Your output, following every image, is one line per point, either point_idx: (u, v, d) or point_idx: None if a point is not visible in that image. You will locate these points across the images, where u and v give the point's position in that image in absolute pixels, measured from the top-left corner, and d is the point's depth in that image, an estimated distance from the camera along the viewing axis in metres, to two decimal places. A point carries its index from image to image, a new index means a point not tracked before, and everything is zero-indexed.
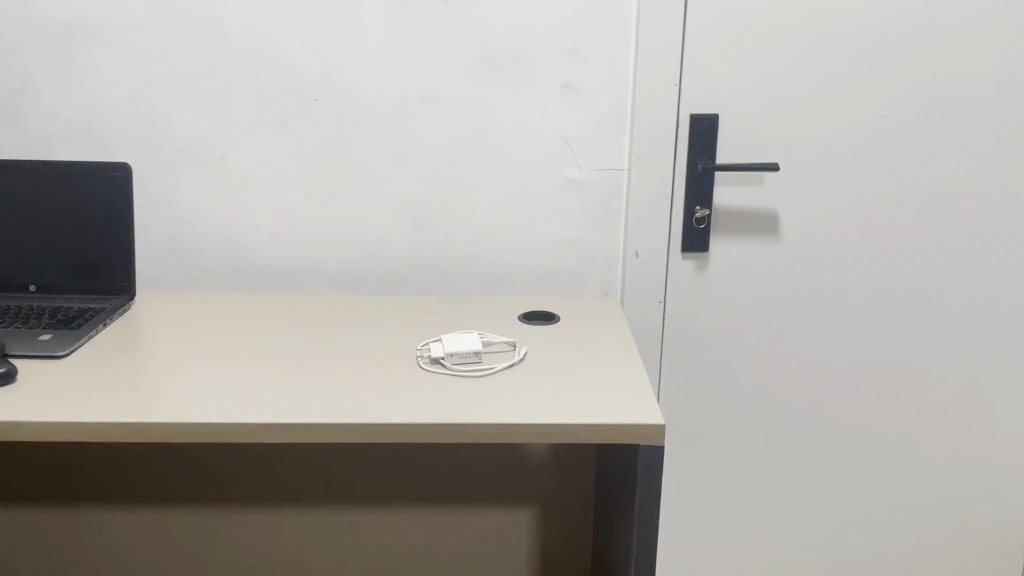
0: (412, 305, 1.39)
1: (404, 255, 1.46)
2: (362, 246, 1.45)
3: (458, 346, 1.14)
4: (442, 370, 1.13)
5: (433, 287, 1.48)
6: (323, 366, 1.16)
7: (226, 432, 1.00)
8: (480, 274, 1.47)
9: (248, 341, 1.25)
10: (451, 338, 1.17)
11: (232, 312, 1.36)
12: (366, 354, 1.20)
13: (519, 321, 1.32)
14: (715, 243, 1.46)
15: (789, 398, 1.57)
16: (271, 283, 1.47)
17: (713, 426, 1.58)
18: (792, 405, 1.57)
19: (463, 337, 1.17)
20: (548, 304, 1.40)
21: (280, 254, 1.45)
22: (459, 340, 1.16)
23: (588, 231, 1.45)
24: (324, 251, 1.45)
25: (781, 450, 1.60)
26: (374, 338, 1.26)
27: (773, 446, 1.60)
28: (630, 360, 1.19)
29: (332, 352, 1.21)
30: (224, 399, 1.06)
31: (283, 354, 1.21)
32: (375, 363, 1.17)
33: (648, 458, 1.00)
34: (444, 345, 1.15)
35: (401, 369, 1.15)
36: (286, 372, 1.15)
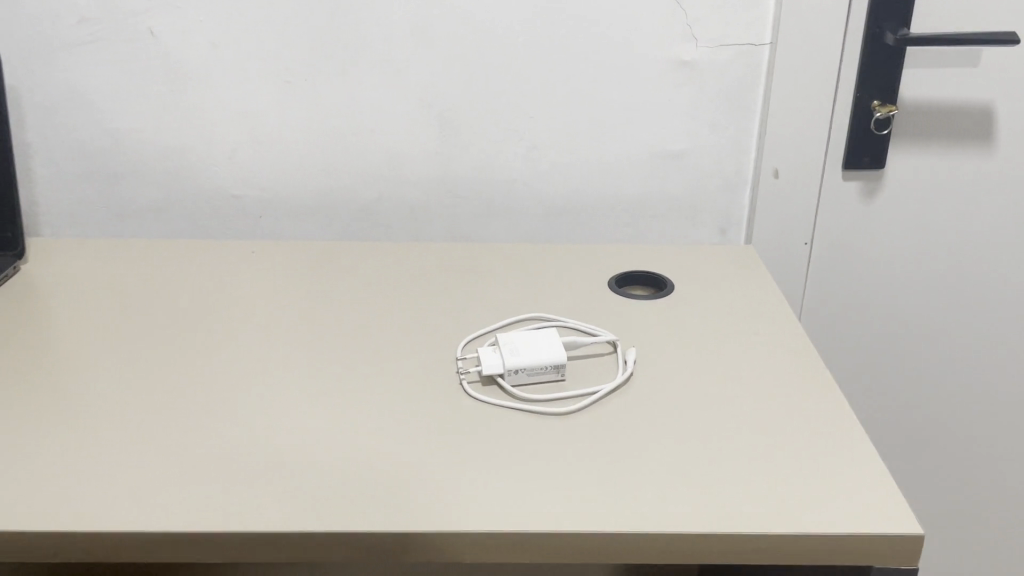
0: (444, 259, 0.93)
1: (428, 182, 0.99)
2: (366, 169, 0.99)
3: (526, 359, 0.67)
4: (499, 395, 0.66)
5: (473, 226, 1.02)
6: (301, 369, 0.71)
7: (123, 548, 0.54)
8: (545, 201, 1.00)
9: (189, 320, 0.80)
10: (513, 340, 0.69)
11: (175, 271, 0.91)
12: (370, 349, 0.75)
13: (612, 290, 0.85)
14: (894, 157, 0.97)
15: (994, 372, 1.10)
16: (237, 220, 1.01)
17: (881, 404, 1.12)
18: (997, 381, 1.10)
19: (532, 341, 0.69)
20: (648, 252, 0.93)
21: (249, 179, 0.99)
22: (529, 347, 0.68)
23: (705, 138, 0.97)
24: (314, 171, 0.99)
25: (975, 439, 1.14)
26: (384, 317, 0.81)
27: (963, 433, 1.14)
28: (798, 356, 0.73)
29: (319, 344, 0.76)
30: (130, 442, 0.62)
31: (243, 346, 0.76)
32: (383, 367, 0.72)
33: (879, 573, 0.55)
34: (500, 355, 0.67)
35: (427, 378, 0.69)
36: (240, 379, 0.70)
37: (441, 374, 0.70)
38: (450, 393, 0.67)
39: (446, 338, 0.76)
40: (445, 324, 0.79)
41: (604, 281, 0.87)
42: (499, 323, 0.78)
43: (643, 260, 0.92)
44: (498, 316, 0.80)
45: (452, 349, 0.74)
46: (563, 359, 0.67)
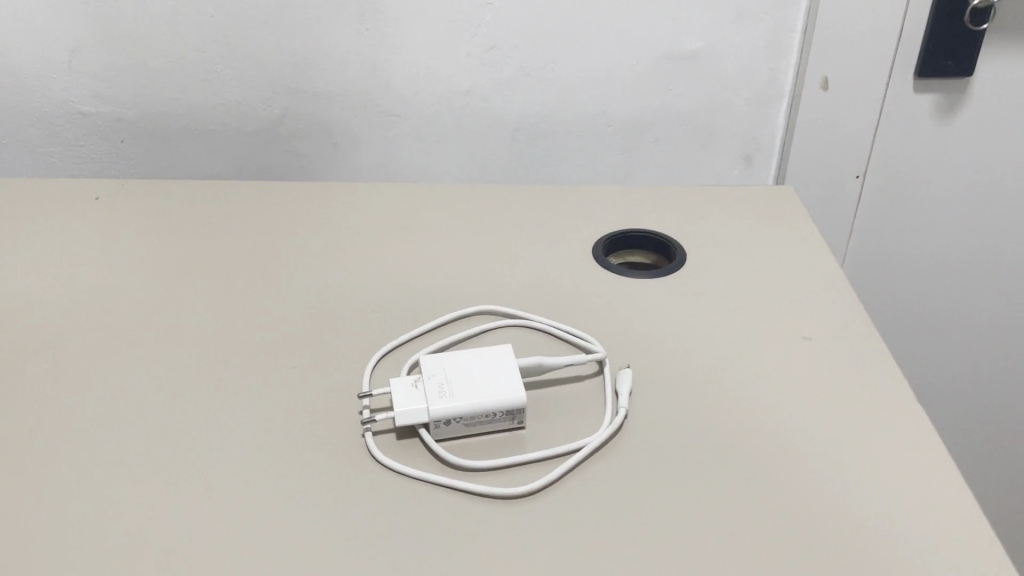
0: (376, 199, 0.67)
1: (350, 97, 0.72)
2: (260, 80, 0.70)
3: (460, 406, 0.42)
4: (427, 460, 0.43)
5: (414, 157, 0.75)
6: (126, 407, 0.46)
7: None
8: (511, 120, 0.74)
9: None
10: (444, 366, 0.44)
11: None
12: (238, 361, 0.50)
13: (598, 256, 0.61)
14: (988, 62, 0.71)
15: None
16: (91, 147, 0.73)
17: (926, 363, 0.91)
18: None
19: (473, 370, 0.44)
20: (655, 197, 0.69)
21: (102, 94, 0.70)
22: (467, 381, 0.44)
23: (731, 35, 0.70)
24: (190, 84, 0.70)
25: None
26: (269, 301, 0.55)
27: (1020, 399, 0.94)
28: (865, 364, 0.50)
29: (164, 353, 0.50)
30: None
31: (49, 364, 0.50)
32: (252, 398, 0.47)
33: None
34: (420, 396, 0.43)
35: (315, 421, 0.45)
36: (27, 434, 0.44)
37: (339, 412, 0.46)
38: (351, 453, 0.43)
39: (353, 337, 0.52)
40: (354, 314, 0.54)
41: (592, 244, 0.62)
42: (432, 315, 0.54)
43: (650, 211, 0.67)
44: (433, 301, 0.56)
45: (359, 361, 0.50)
46: (520, 403, 0.43)
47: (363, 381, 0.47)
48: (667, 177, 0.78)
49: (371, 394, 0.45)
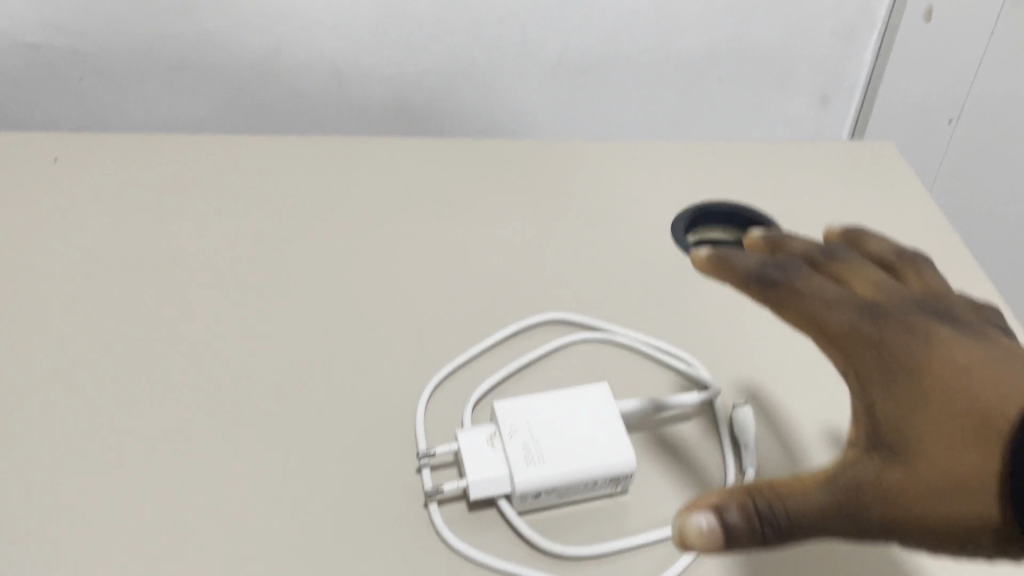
0: (396, 156, 0.55)
1: (363, 27, 0.59)
2: (253, 4, 0.57)
3: (552, 476, 0.33)
4: (510, 549, 0.33)
5: (431, 93, 0.63)
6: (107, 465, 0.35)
7: None
8: (555, 51, 0.61)
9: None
10: (526, 416, 0.35)
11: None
12: (248, 391, 0.39)
13: (680, 234, 0.51)
14: None
15: None
16: (38, 80, 0.59)
17: None
18: None
19: (564, 423, 0.35)
20: (730, 152, 0.58)
21: (50, 14, 0.56)
22: (558, 440, 0.34)
23: None
24: (163, 8, 0.56)
25: None
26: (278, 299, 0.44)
27: None
28: None
29: (150, 379, 0.39)
30: None
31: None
32: (273, 451, 0.36)
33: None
34: (500, 460, 0.34)
35: (359, 489, 0.35)
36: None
37: (388, 476, 0.36)
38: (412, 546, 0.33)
39: (392, 356, 0.41)
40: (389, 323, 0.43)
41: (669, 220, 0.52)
42: (488, 325, 0.43)
43: (727, 173, 0.56)
44: (485, 302, 0.45)
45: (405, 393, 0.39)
46: (626, 469, 0.34)
47: (415, 430, 0.37)
48: (728, 115, 0.67)
49: (432, 452, 0.35)
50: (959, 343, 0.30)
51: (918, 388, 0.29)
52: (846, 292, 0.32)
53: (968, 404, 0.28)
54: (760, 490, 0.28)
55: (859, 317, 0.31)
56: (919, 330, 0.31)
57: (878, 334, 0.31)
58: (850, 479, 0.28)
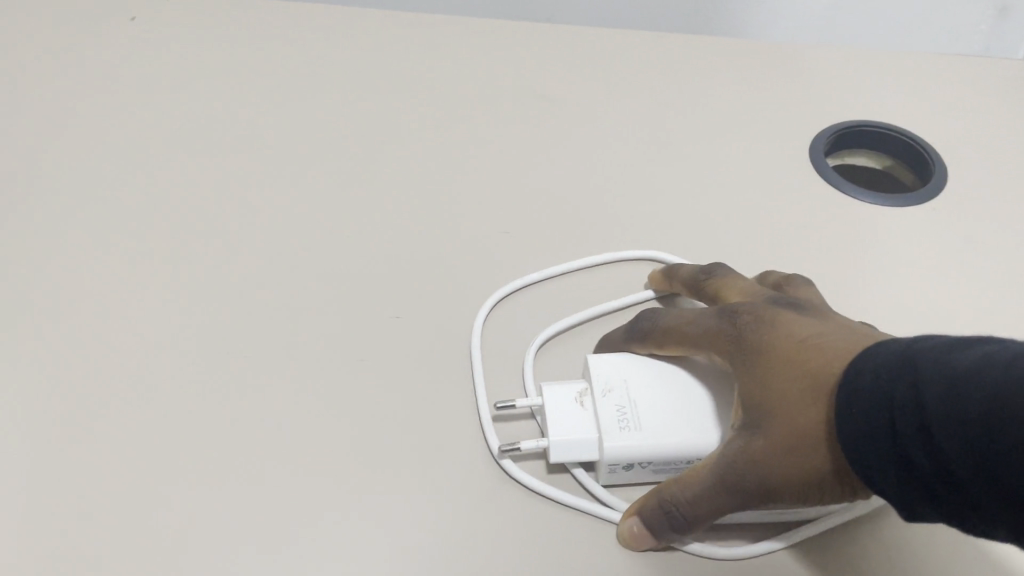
0: (504, 52, 0.48)
1: None
2: None
3: (649, 447, 0.28)
4: (598, 528, 0.29)
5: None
6: (163, 372, 0.31)
7: None
8: None
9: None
10: (623, 372, 0.30)
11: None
12: (306, 305, 0.34)
13: (819, 160, 0.43)
14: None
15: None
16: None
17: None
18: None
19: (668, 385, 0.29)
20: (894, 75, 0.49)
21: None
22: (660, 403, 0.29)
23: None
24: None
25: None
26: (362, 204, 0.39)
27: None
28: None
29: (214, 280, 0.35)
30: None
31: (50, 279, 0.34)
32: (344, 375, 0.32)
33: (882, 359, 0.22)
34: (588, 421, 0.29)
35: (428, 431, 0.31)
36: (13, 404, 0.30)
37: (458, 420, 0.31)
38: (496, 506, 0.29)
39: (480, 286, 0.36)
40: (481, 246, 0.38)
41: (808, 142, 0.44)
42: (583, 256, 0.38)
43: (876, 94, 0.48)
44: (592, 231, 0.39)
45: (494, 327, 0.34)
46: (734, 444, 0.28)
47: (472, 367, 0.32)
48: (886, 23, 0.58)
49: (511, 404, 0.30)
50: (805, 317, 0.27)
51: (763, 374, 0.26)
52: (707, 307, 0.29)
53: (806, 373, 0.25)
54: (673, 479, 0.26)
55: (710, 319, 0.28)
56: (760, 313, 0.27)
57: (733, 329, 0.27)
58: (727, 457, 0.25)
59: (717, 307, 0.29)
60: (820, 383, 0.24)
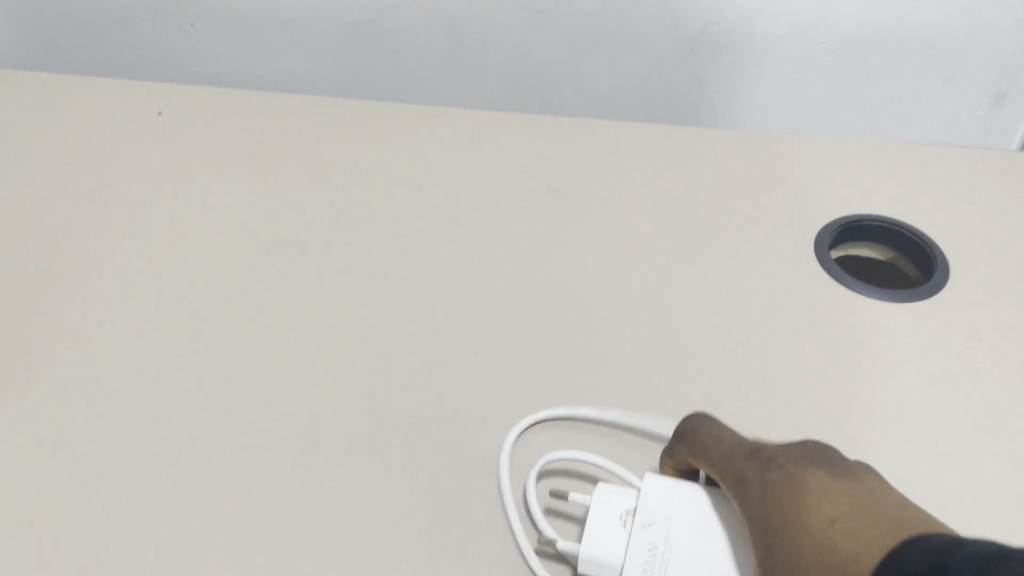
0: (556, 141, 0.51)
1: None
2: None
3: None
4: None
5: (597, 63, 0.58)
6: (179, 469, 0.33)
7: None
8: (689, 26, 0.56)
9: (53, 279, 0.41)
10: (669, 510, 0.30)
11: (39, 147, 0.48)
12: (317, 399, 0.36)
13: (827, 252, 0.45)
14: None
15: None
16: (201, 33, 0.57)
17: None
18: None
19: (707, 536, 0.29)
20: (891, 160, 0.51)
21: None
22: (695, 553, 0.29)
23: None
24: None
25: None
26: (402, 304, 0.40)
27: None
28: None
29: (262, 382, 0.37)
30: None
31: (132, 369, 0.37)
32: (385, 483, 0.33)
33: (901, 549, 0.22)
34: (622, 547, 0.30)
35: (432, 528, 0.32)
36: (103, 487, 0.33)
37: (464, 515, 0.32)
38: None
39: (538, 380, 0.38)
40: (539, 339, 0.39)
41: (818, 234, 0.45)
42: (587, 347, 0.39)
43: (875, 180, 0.49)
44: (640, 325, 0.40)
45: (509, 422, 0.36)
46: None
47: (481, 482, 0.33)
48: (910, 103, 0.60)
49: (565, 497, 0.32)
50: (836, 479, 0.26)
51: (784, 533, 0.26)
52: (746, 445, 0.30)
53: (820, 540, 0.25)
54: None
55: (743, 461, 0.29)
56: (790, 464, 0.27)
57: (762, 476, 0.28)
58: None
59: (754, 448, 0.29)
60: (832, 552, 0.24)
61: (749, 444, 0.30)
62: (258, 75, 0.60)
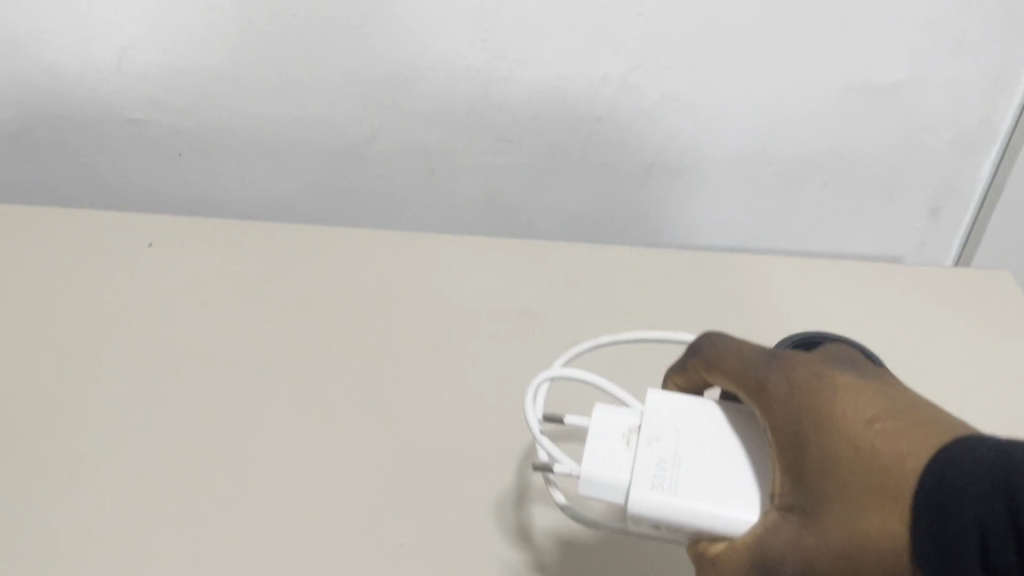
0: (533, 259, 0.55)
1: (453, 124, 0.59)
2: (348, 97, 0.57)
3: (669, 512, 0.32)
4: None
5: (567, 185, 0.62)
6: None
7: None
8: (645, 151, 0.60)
9: (66, 440, 0.43)
10: (673, 421, 0.35)
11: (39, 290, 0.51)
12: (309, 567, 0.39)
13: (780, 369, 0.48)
14: None
15: None
16: (194, 164, 0.61)
17: None
18: None
19: (713, 426, 0.34)
20: (835, 273, 0.55)
21: (196, 100, 0.57)
22: (701, 460, 0.33)
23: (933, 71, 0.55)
24: (263, 100, 0.57)
25: None
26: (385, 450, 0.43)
27: None
28: None
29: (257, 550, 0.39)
30: None
31: (161, 508, 0.41)
32: None
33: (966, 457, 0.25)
34: (629, 456, 0.34)
35: None
36: None
37: None
38: None
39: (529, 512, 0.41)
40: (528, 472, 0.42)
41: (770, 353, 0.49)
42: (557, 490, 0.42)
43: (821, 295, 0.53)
44: None
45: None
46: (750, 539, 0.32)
47: None
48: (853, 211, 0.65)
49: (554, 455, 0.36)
50: (871, 388, 0.31)
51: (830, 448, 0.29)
52: (784, 356, 0.33)
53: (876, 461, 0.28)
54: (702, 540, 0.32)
55: (773, 375, 0.32)
56: (818, 372, 0.32)
57: (798, 392, 0.31)
58: (784, 547, 0.30)
59: (781, 366, 0.33)
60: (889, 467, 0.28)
61: (784, 357, 0.33)
62: (249, 203, 0.63)
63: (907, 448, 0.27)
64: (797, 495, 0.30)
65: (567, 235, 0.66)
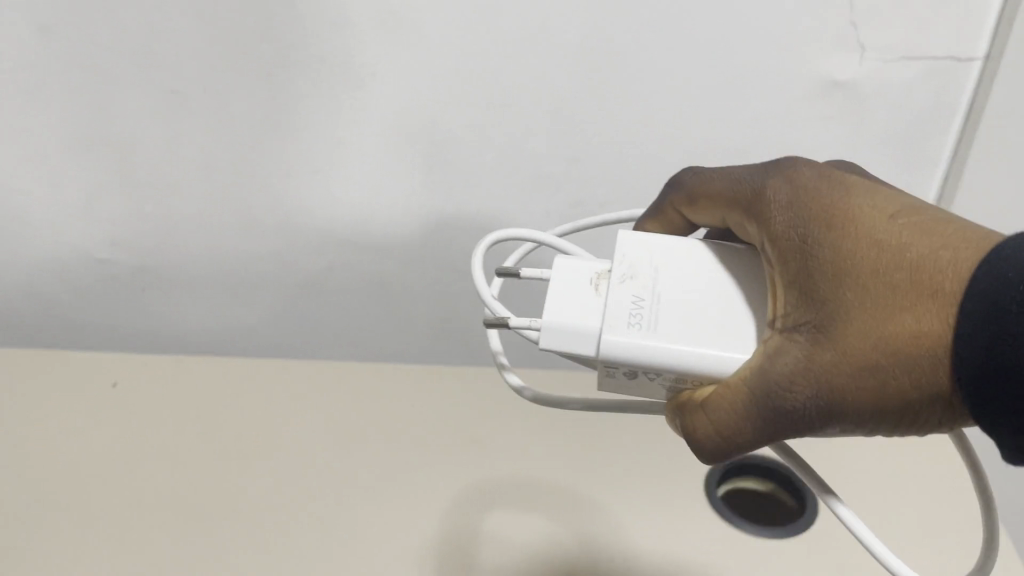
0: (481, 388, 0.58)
1: (406, 261, 0.63)
2: (306, 239, 0.61)
3: (642, 345, 0.33)
4: None
5: (516, 308, 0.66)
6: None
7: None
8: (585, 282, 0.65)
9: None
10: (645, 258, 0.35)
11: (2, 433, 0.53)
12: None
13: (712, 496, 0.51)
14: None
15: None
16: (156, 297, 0.63)
17: None
18: None
19: (694, 278, 0.35)
20: None
21: (160, 242, 0.60)
22: (678, 295, 0.34)
23: None
24: (224, 243, 0.60)
25: None
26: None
27: None
28: None
29: None
30: None
31: None
32: None
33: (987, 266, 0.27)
34: (601, 299, 0.34)
35: None
36: None
37: None
38: None
39: None
40: None
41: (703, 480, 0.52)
42: None
43: None
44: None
45: None
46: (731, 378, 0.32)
47: None
48: None
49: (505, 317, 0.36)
50: (875, 186, 0.31)
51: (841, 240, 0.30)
52: (779, 162, 0.34)
53: (886, 254, 0.29)
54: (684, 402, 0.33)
55: (771, 175, 0.33)
56: (823, 169, 0.32)
57: (802, 180, 0.32)
58: (791, 373, 0.30)
59: (777, 170, 0.33)
60: (907, 266, 0.28)
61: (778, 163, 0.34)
62: (208, 330, 0.65)
63: (937, 247, 0.28)
64: (810, 311, 0.30)
65: (517, 356, 0.69)
